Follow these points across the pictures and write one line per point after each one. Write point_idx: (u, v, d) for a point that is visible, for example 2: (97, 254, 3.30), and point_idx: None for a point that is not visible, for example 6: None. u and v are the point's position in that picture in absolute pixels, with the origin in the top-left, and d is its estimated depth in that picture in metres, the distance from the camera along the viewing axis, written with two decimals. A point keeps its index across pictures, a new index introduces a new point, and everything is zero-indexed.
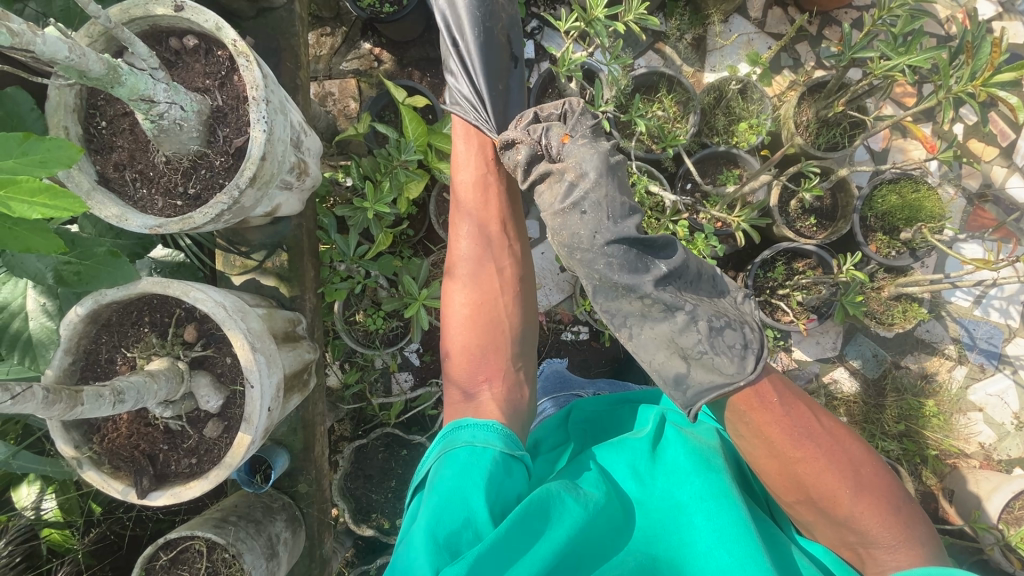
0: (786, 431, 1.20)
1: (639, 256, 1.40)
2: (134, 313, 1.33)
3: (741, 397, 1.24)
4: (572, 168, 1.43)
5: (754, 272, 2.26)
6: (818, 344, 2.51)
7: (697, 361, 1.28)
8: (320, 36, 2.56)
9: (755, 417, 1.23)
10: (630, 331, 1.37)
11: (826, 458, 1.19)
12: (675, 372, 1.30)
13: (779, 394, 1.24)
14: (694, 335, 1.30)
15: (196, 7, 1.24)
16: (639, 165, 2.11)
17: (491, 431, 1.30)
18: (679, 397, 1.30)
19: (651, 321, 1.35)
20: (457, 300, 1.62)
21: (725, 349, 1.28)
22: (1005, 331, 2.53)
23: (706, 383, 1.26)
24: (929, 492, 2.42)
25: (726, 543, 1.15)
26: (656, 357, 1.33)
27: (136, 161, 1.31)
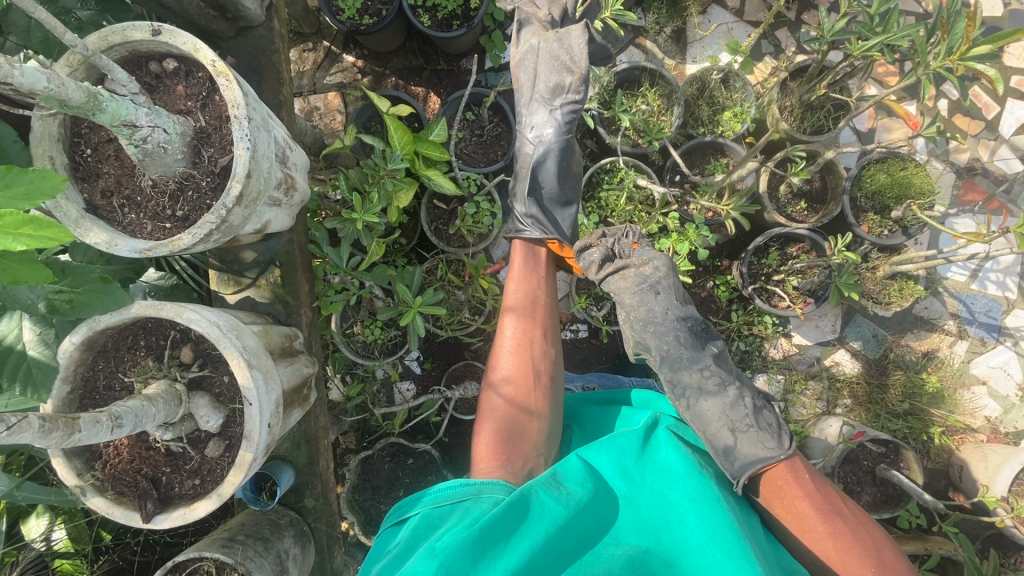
0: (816, 506, 1.31)
1: (695, 335, 1.56)
2: (130, 338, 1.33)
3: (778, 471, 1.36)
4: (645, 262, 1.61)
5: (748, 260, 2.27)
6: (818, 328, 2.52)
7: (745, 434, 1.40)
8: (302, 52, 2.59)
9: (788, 491, 1.35)
10: (687, 402, 1.49)
11: (854, 539, 1.27)
12: (725, 444, 1.42)
13: (813, 477, 1.36)
14: (742, 410, 1.45)
15: (173, 31, 1.25)
16: (625, 160, 2.12)
17: (498, 484, 1.27)
18: (727, 468, 1.40)
19: (708, 394, 1.47)
20: (508, 342, 1.65)
21: (766, 427, 1.42)
22: (1003, 303, 2.53)
23: (752, 456, 1.38)
24: (937, 469, 2.43)
25: (718, 543, 1.11)
26: (709, 426, 1.46)
27: (123, 187, 1.32)
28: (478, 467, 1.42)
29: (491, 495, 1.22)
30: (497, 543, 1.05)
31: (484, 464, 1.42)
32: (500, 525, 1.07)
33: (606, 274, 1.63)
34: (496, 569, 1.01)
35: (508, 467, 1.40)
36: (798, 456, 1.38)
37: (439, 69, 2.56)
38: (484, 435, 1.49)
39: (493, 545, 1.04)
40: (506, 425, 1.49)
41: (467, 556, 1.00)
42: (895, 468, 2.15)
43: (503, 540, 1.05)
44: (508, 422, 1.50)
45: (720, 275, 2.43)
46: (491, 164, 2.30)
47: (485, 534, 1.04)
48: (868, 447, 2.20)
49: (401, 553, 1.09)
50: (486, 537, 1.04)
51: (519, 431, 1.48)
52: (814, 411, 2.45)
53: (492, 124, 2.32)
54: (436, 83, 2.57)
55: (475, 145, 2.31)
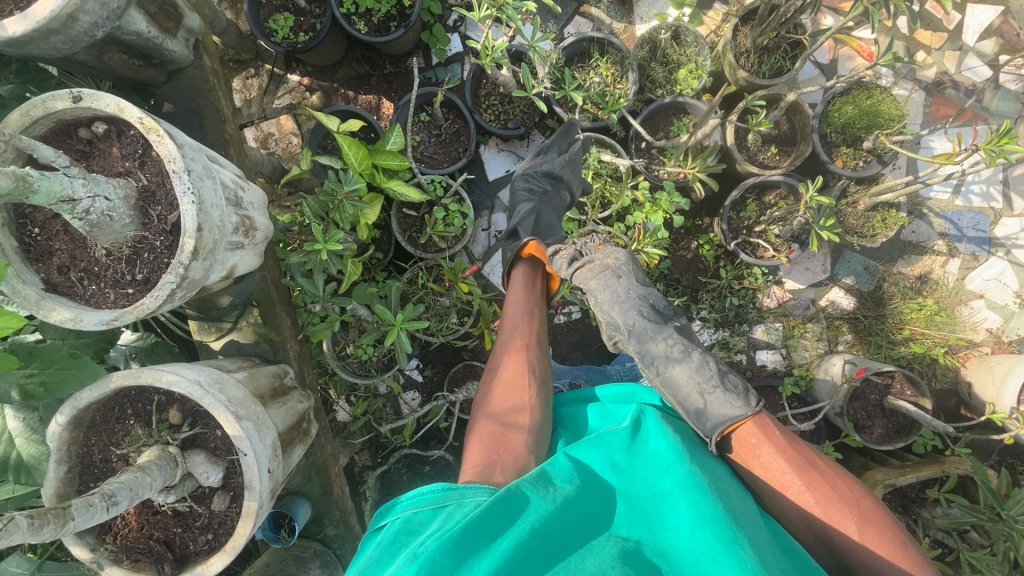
0: (790, 461, 1.33)
1: (658, 312, 1.66)
2: (117, 408, 1.33)
3: (748, 428, 1.40)
4: (608, 254, 1.77)
5: (727, 215, 2.24)
6: (808, 270, 2.50)
7: (713, 394, 1.43)
8: (245, 79, 2.53)
9: (761, 448, 1.37)
10: (657, 368, 1.55)
11: (829, 486, 1.30)
12: (696, 406, 1.45)
13: (783, 434, 1.39)
14: (708, 372, 1.49)
15: (94, 94, 1.20)
16: (587, 136, 2.10)
17: (481, 487, 1.23)
18: (699, 429, 1.42)
19: (675, 360, 1.53)
20: (500, 366, 1.69)
21: (732, 388, 1.46)
22: (990, 213, 2.50)
23: (721, 416, 1.40)
24: (945, 389, 2.44)
25: (708, 526, 1.09)
26: (680, 390, 1.49)
27: (78, 260, 1.30)
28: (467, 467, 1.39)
29: (475, 497, 1.18)
30: (481, 543, 1.01)
31: (473, 461, 1.40)
32: (485, 522, 1.04)
33: (574, 269, 1.79)
34: (482, 567, 0.97)
35: (498, 460, 1.37)
36: (763, 414, 1.42)
37: (387, 73, 2.50)
38: (472, 439, 1.49)
39: (478, 546, 1.01)
40: (490, 432, 1.48)
41: (448, 557, 0.96)
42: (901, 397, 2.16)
43: (485, 544, 1.02)
44: (494, 427, 1.49)
45: (703, 234, 2.42)
46: (455, 162, 2.27)
47: (467, 533, 1.01)
48: (873, 381, 2.20)
49: (384, 562, 1.05)
50: (470, 538, 1.00)
51: (502, 436, 1.46)
52: (816, 352, 2.46)
53: (448, 121, 2.29)
54: (386, 88, 2.51)
55: (434, 146, 2.28)
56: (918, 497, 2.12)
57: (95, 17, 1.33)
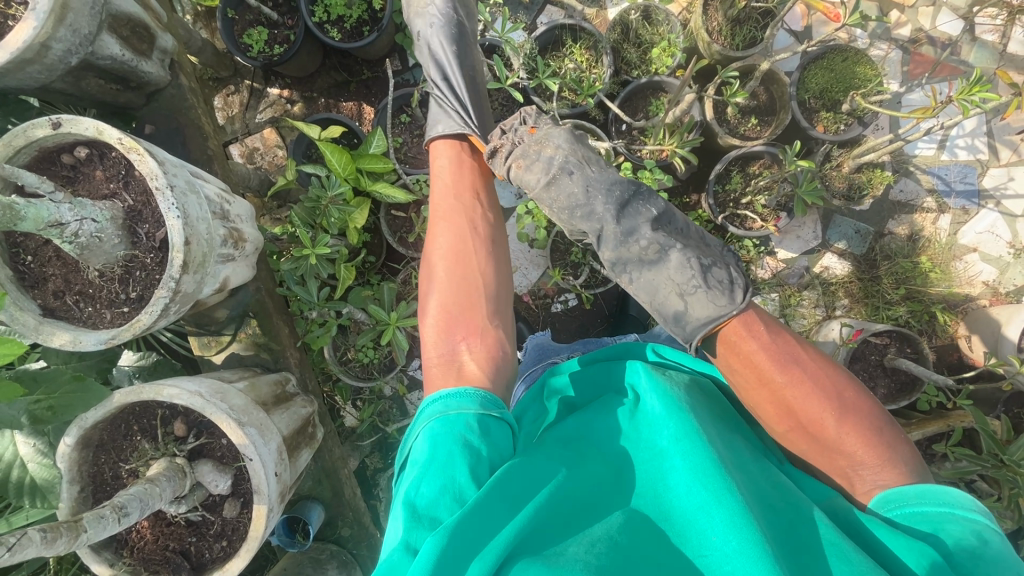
0: (773, 358, 1.22)
1: (622, 205, 1.52)
2: (123, 426, 1.35)
3: (731, 328, 1.32)
4: (545, 144, 1.57)
5: (713, 190, 2.25)
6: (799, 239, 2.51)
7: (693, 295, 1.39)
8: (226, 97, 2.56)
9: (741, 345, 1.28)
10: (630, 277, 1.51)
11: (814, 380, 1.19)
12: (675, 310, 1.44)
13: (769, 330, 1.28)
14: (687, 271, 1.42)
15: (72, 119, 1.23)
16: (565, 123, 2.11)
17: (465, 396, 1.21)
18: (680, 332, 1.44)
19: (649, 265, 1.47)
20: (442, 274, 1.54)
21: (716, 285, 1.39)
22: (977, 166, 2.50)
23: (702, 318, 1.37)
24: (946, 345, 2.44)
25: (703, 479, 1.06)
26: (658, 295, 1.46)
27: (72, 284, 1.32)
28: (431, 357, 1.40)
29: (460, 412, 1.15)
30: (489, 520, 0.97)
31: (435, 349, 1.41)
32: (489, 499, 0.98)
33: (510, 165, 1.60)
34: (490, 543, 0.93)
35: (464, 345, 1.40)
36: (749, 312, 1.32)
37: (365, 78, 2.53)
38: (430, 322, 1.48)
39: (486, 522, 0.96)
40: (443, 361, 1.37)
41: (459, 539, 0.91)
42: (902, 356, 2.17)
43: (495, 515, 0.98)
44: (448, 355, 1.38)
45: (692, 211, 2.44)
46: None
47: (475, 512, 0.95)
48: (872, 341, 2.21)
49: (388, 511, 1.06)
50: (476, 520, 0.95)
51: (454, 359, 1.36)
52: (814, 319, 2.47)
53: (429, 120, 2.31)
54: (365, 94, 2.53)
55: (417, 146, 2.30)
56: (926, 454, 2.13)
57: (68, 44, 1.35)
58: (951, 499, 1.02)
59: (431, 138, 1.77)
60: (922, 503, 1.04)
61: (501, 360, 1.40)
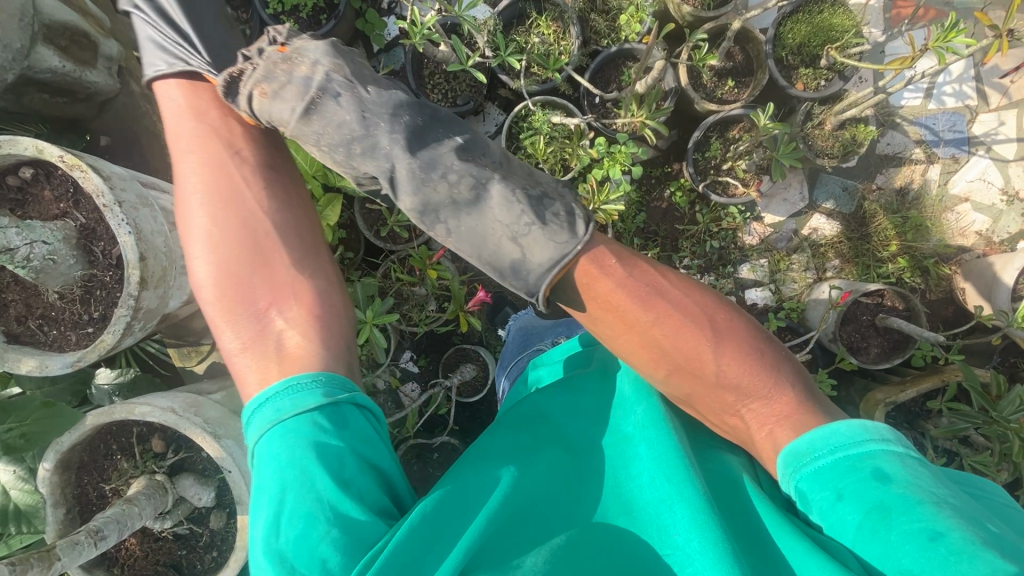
0: (630, 295, 1.12)
1: (418, 134, 1.22)
2: (101, 446, 1.35)
3: (579, 267, 1.14)
4: (307, 66, 1.20)
5: (692, 158, 2.19)
6: (785, 201, 2.47)
7: (527, 237, 1.14)
8: None
9: (590, 282, 1.13)
10: (444, 227, 1.19)
11: (679, 312, 1.11)
12: (512, 259, 1.16)
13: (619, 262, 1.15)
14: (517, 208, 1.16)
15: (11, 139, 1.19)
16: (534, 100, 2.06)
17: (278, 396, 1.10)
18: (520, 285, 1.16)
19: (464, 207, 1.18)
20: (201, 228, 1.28)
21: (552, 218, 1.17)
22: (966, 112, 2.43)
23: (545, 261, 1.13)
24: (940, 299, 2.40)
25: (666, 470, 1.08)
26: (487, 243, 1.17)
27: (33, 307, 1.30)
28: (230, 343, 1.23)
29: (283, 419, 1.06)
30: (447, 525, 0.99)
31: (236, 333, 1.23)
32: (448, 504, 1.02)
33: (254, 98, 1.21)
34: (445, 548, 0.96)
35: (275, 314, 1.24)
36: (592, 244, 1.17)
37: None
38: (206, 297, 1.25)
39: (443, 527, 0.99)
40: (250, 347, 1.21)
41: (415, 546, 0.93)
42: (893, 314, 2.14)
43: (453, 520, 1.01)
44: (256, 338, 1.21)
45: (674, 181, 2.41)
46: None
47: (429, 518, 0.98)
48: (863, 302, 2.18)
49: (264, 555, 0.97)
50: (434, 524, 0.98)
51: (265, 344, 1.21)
52: (806, 282, 2.43)
53: None
54: None
55: None
56: (922, 411, 2.12)
57: None
58: (839, 438, 0.99)
59: (149, 81, 1.33)
60: (816, 456, 0.98)
61: (326, 317, 1.27)
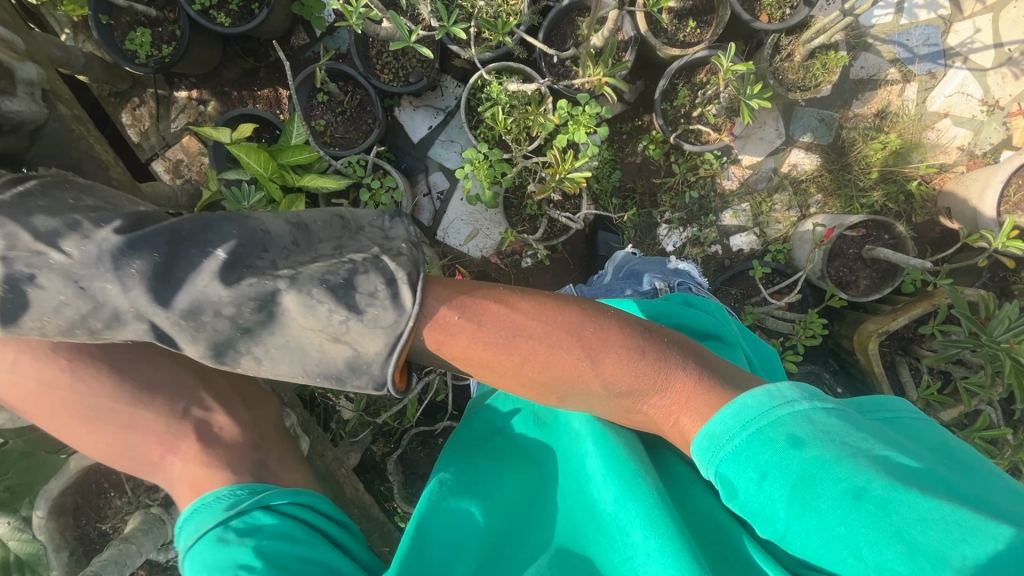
0: (483, 339, 1.07)
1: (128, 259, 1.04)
2: (94, 488, 1.49)
3: (424, 335, 1.07)
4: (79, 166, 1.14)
5: (660, 109, 2.11)
6: (761, 141, 2.40)
7: (350, 331, 1.03)
8: (133, 111, 2.38)
9: (455, 335, 1.07)
10: (254, 356, 1.07)
11: (546, 343, 1.07)
12: (347, 358, 1.05)
13: (472, 302, 1.08)
14: (322, 309, 1.02)
15: None
16: (488, 69, 1.97)
17: (206, 509, 1.15)
18: (366, 382, 1.05)
19: (265, 327, 1.05)
20: None
21: (364, 295, 1.03)
22: (940, 23, 2.33)
23: (380, 352, 1.04)
24: (927, 220, 2.37)
25: (615, 470, 1.19)
26: (313, 350, 1.05)
27: None
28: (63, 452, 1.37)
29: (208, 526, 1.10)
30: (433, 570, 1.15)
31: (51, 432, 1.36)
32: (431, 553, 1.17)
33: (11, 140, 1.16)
34: None
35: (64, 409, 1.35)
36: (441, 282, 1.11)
37: (274, 61, 2.34)
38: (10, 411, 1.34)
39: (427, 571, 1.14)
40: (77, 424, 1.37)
41: None
42: (880, 244, 2.11)
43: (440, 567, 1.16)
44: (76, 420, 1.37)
45: (646, 134, 2.34)
46: (369, 136, 2.15)
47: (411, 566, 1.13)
48: (848, 236, 2.14)
49: None
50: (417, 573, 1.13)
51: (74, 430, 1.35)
52: (790, 221, 2.39)
53: (348, 95, 2.15)
54: (278, 77, 2.35)
55: (342, 125, 2.15)
56: (914, 336, 2.13)
57: None
58: (769, 405, 0.95)
59: None
60: (735, 446, 0.94)
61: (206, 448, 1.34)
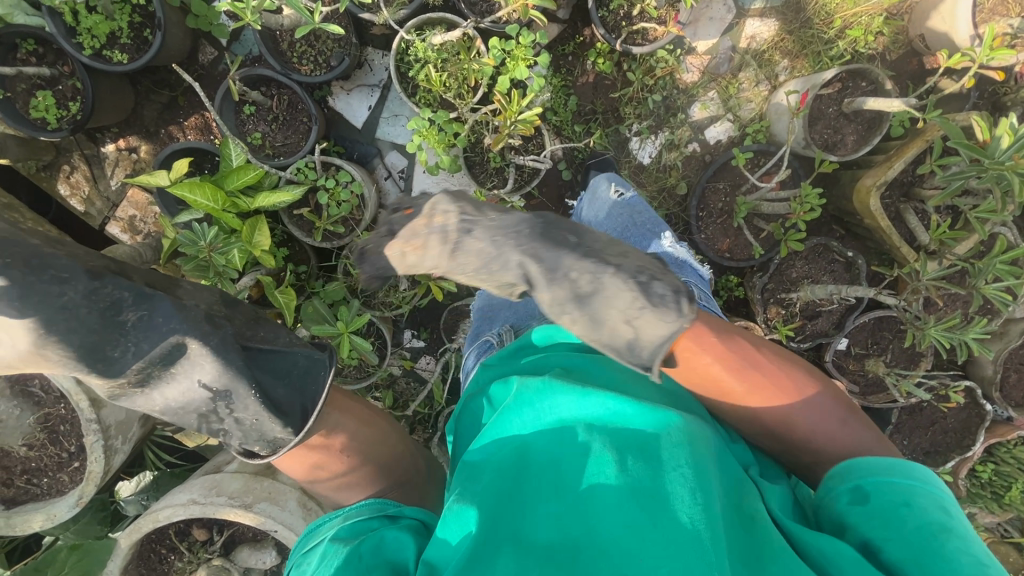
0: (721, 364, 1.23)
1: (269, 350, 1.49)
2: (150, 555, 1.50)
3: (681, 343, 1.21)
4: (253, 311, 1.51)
5: (598, 18, 1.97)
6: (712, 20, 2.25)
7: (643, 319, 1.17)
8: (67, 179, 2.26)
9: (694, 361, 1.23)
10: (569, 313, 1.19)
11: (773, 386, 1.23)
12: (625, 339, 1.18)
13: (717, 338, 1.25)
14: (625, 294, 1.18)
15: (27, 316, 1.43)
16: (409, 27, 1.82)
17: (362, 505, 1.31)
18: (636, 362, 1.18)
19: (581, 299, 1.19)
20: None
21: (660, 297, 1.18)
22: None
23: (658, 339, 1.17)
24: (903, 54, 2.24)
25: (636, 497, 0.97)
26: (604, 326, 1.19)
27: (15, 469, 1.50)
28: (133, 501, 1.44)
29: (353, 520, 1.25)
30: None
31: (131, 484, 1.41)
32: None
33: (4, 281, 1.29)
34: None
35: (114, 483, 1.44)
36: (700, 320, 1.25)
37: (190, 84, 2.20)
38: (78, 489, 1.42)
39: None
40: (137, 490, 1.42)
41: None
42: (858, 95, 2.00)
43: None
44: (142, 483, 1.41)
45: (592, 49, 2.22)
46: (309, 136, 2.04)
47: None
48: (824, 95, 2.03)
49: None
50: None
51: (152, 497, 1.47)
52: (762, 97, 2.27)
53: (275, 98, 2.02)
54: (200, 100, 2.22)
55: (279, 132, 2.04)
56: (914, 179, 2.05)
57: None
58: (870, 466, 1.08)
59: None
60: (891, 475, 1.06)
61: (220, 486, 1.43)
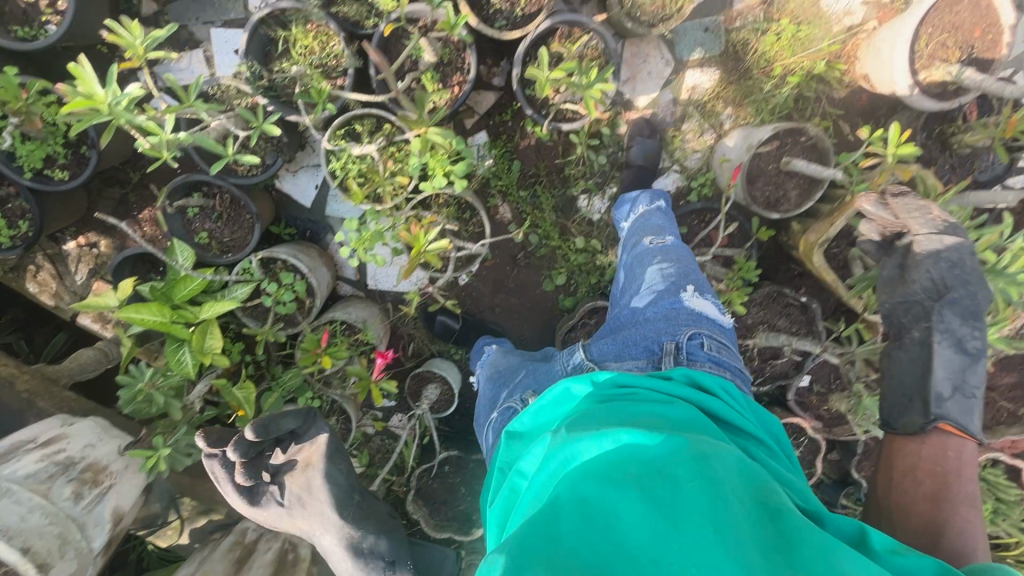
0: (957, 473, 1.30)
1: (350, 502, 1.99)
2: None
3: (951, 432, 1.38)
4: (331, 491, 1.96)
5: (523, 94, 1.94)
6: (651, 75, 2.24)
7: (963, 393, 1.44)
8: (35, 279, 2.35)
9: (937, 457, 1.35)
10: (920, 345, 1.53)
11: (962, 485, 1.28)
12: (936, 392, 1.44)
13: (972, 453, 1.36)
14: (956, 371, 1.48)
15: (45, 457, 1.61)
16: (333, 127, 1.84)
17: None
18: (924, 410, 1.43)
19: (936, 354, 1.50)
20: None
21: (967, 396, 1.46)
22: None
23: (962, 410, 1.42)
24: (850, 92, 2.19)
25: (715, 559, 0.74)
26: (937, 374, 1.47)
27: None
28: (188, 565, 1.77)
29: None
30: None
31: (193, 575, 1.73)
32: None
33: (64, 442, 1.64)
34: None
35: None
36: (949, 424, 1.38)
37: (139, 180, 2.26)
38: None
39: None
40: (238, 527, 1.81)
41: None
42: (794, 153, 1.98)
43: None
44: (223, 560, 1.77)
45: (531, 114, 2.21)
46: (254, 230, 2.08)
47: None
48: (762, 153, 2.00)
49: None
50: None
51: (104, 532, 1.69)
52: (706, 147, 2.25)
53: (217, 197, 2.06)
54: (150, 195, 2.27)
55: (225, 229, 2.08)
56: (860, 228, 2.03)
57: None
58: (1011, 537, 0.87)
59: None
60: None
61: None
